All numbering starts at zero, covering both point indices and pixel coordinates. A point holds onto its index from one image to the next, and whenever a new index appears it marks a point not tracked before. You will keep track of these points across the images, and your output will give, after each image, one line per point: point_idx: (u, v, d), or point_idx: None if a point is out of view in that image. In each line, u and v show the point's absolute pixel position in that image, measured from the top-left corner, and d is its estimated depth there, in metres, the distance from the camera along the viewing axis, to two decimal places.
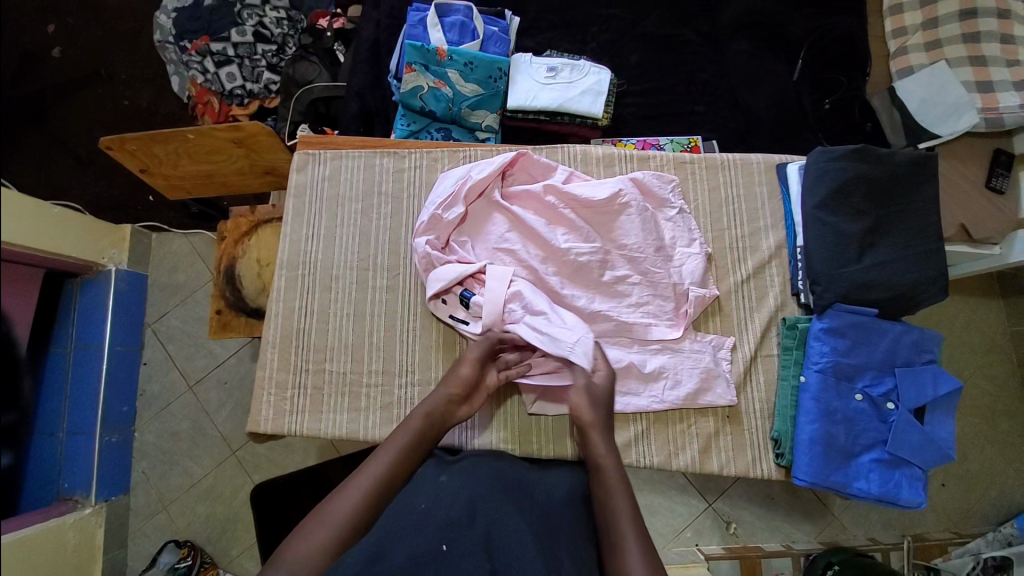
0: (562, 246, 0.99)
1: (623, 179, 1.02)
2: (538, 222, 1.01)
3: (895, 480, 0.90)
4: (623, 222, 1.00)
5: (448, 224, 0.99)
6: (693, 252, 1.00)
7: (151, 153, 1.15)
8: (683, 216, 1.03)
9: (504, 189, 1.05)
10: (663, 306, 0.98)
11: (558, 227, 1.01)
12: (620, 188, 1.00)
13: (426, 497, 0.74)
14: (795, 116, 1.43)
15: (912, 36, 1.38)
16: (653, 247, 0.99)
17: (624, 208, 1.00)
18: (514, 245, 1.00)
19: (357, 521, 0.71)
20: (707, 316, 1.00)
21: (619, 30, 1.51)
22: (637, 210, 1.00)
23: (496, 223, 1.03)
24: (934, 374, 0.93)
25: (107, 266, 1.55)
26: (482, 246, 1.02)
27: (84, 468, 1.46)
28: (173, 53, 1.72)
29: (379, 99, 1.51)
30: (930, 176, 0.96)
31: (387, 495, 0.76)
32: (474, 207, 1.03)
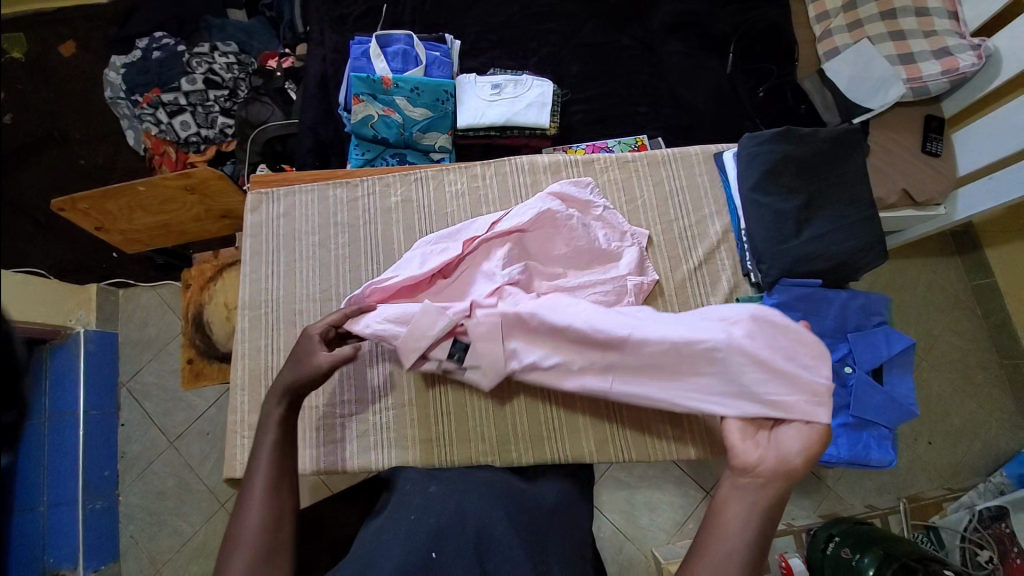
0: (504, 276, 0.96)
1: (541, 196, 1.02)
2: (473, 270, 1.00)
3: (863, 441, 0.94)
4: (561, 233, 1.00)
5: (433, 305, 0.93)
6: (627, 245, 1.03)
7: (104, 210, 1.15)
8: (609, 213, 1.05)
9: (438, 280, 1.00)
10: (606, 299, 0.98)
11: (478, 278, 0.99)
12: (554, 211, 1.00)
13: (417, 507, 0.74)
14: (735, 107, 1.49)
15: (834, 20, 1.47)
16: (589, 249, 1.00)
17: (547, 224, 1.00)
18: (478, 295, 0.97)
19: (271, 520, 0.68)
20: (651, 301, 1.03)
21: (559, 42, 1.57)
22: (566, 219, 1.00)
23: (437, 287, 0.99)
24: (886, 335, 0.97)
25: (74, 328, 1.54)
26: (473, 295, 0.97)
27: (70, 539, 1.43)
28: (126, 108, 1.74)
29: (332, 132, 1.54)
30: (854, 148, 1.01)
31: (282, 486, 0.71)
32: (424, 292, 1.00)
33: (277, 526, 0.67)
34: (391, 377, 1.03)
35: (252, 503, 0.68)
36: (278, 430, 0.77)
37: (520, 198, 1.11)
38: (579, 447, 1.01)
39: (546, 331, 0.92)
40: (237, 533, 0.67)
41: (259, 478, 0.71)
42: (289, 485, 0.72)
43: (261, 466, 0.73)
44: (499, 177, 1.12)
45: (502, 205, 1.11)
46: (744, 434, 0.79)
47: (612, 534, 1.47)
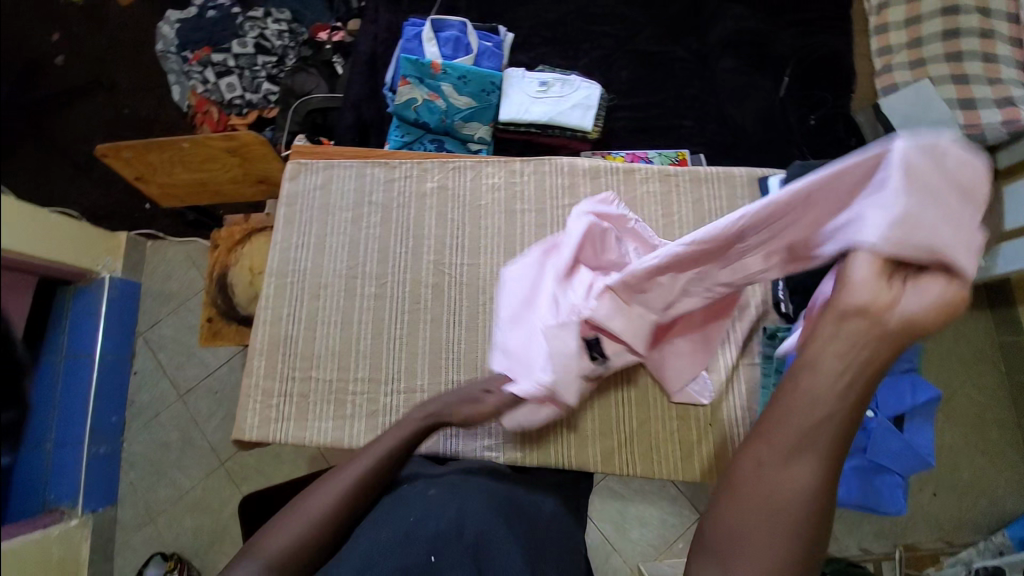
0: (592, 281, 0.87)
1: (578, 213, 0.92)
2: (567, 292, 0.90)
3: (875, 487, 0.91)
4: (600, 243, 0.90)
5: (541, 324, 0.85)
6: None
7: (146, 161, 1.17)
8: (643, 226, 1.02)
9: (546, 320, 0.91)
10: None
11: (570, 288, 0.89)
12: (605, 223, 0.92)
13: (416, 510, 0.74)
14: (782, 132, 1.45)
15: (896, 55, 1.43)
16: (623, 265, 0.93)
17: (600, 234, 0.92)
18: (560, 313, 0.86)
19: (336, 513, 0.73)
20: None
21: (610, 46, 1.55)
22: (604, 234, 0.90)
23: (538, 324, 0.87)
24: (912, 383, 0.93)
25: (99, 273, 1.57)
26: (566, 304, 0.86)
27: (71, 479, 1.44)
28: (174, 63, 1.75)
29: (374, 111, 1.54)
30: None
31: (360, 496, 0.76)
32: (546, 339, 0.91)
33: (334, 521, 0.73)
34: (405, 361, 1.03)
35: (330, 489, 0.75)
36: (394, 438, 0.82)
37: (556, 199, 1.10)
38: (584, 454, 0.99)
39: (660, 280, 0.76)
40: (302, 510, 0.73)
41: (348, 476, 0.76)
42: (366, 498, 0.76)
43: (355, 465, 0.78)
44: (536, 175, 1.11)
45: (536, 204, 1.10)
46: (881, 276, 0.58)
47: (600, 543, 1.46)
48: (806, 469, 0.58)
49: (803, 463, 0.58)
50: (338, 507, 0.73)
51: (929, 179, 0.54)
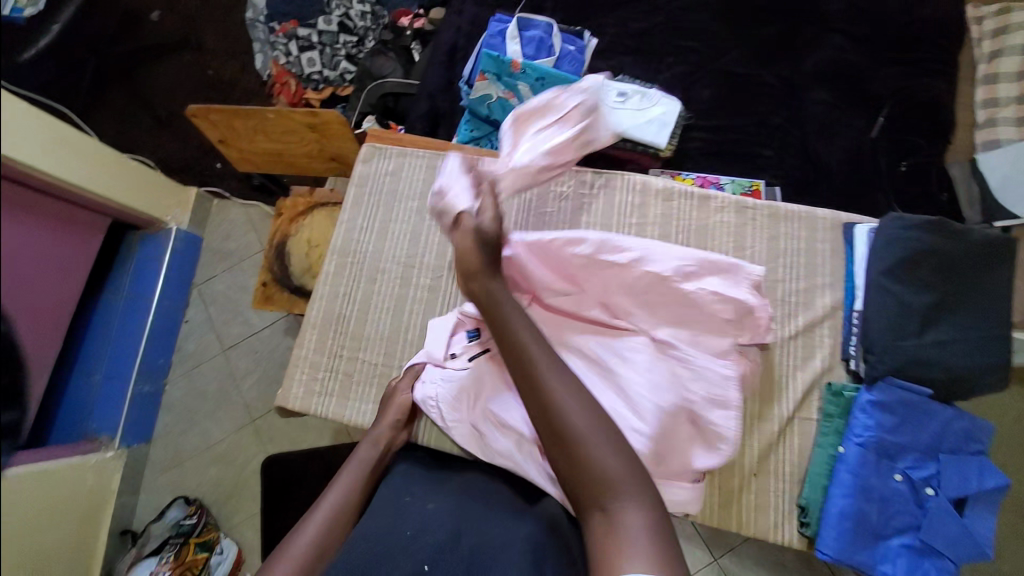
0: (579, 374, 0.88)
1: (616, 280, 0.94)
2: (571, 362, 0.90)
3: (923, 569, 0.83)
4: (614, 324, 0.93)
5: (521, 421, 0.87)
6: None
7: (231, 125, 1.22)
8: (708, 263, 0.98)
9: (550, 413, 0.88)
10: None
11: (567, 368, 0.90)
12: (666, 271, 0.92)
13: (413, 523, 0.74)
14: (867, 174, 1.37)
15: (1002, 109, 1.33)
16: None
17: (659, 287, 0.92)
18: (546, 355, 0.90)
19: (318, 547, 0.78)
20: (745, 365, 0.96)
21: (695, 63, 1.50)
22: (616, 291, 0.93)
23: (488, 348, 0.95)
24: (981, 467, 0.86)
25: (167, 224, 1.66)
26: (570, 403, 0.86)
27: (114, 411, 1.53)
28: (261, 33, 1.81)
29: (448, 103, 1.55)
30: (1007, 259, 0.92)
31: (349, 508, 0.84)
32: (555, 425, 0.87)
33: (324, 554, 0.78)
34: None
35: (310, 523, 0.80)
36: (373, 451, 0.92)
37: (624, 216, 1.08)
38: None
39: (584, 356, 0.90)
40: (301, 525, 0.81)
41: (337, 491, 0.85)
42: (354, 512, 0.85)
43: (344, 481, 0.88)
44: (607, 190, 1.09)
45: (602, 218, 1.08)
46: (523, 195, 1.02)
47: None
48: (576, 409, 0.70)
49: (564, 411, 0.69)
50: (330, 518, 0.82)
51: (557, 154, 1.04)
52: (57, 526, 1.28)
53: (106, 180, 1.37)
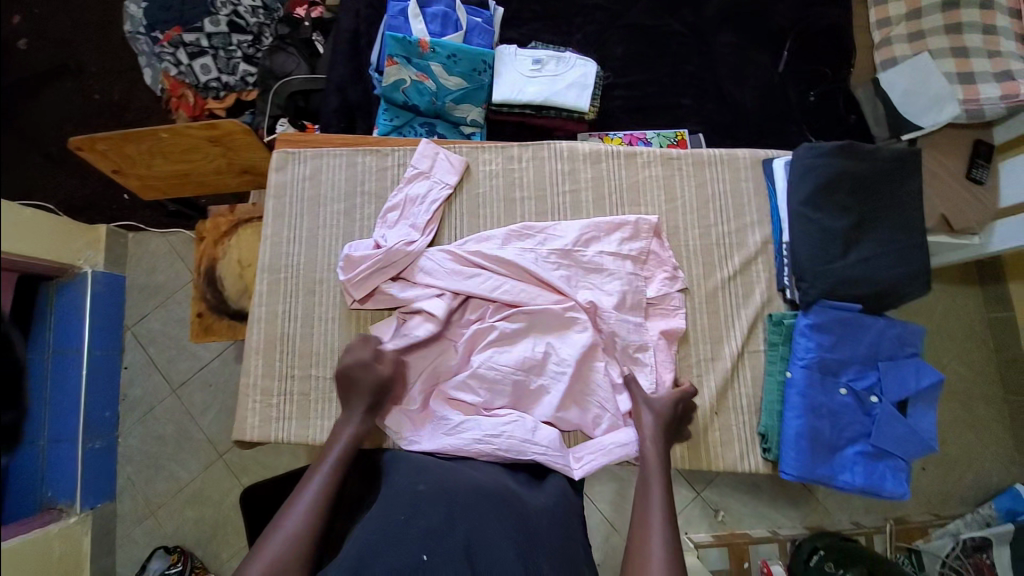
0: (532, 349, 0.93)
1: (541, 256, 0.98)
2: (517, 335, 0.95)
3: (879, 471, 0.92)
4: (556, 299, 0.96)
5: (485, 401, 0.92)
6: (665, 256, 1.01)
7: (123, 153, 1.11)
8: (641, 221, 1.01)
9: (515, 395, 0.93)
10: (637, 297, 0.97)
11: (515, 345, 0.94)
12: (570, 243, 0.99)
13: (405, 509, 0.73)
14: (782, 108, 1.42)
15: (895, 28, 1.38)
16: (630, 270, 0.99)
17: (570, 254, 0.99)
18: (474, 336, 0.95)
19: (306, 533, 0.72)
20: (692, 311, 1.00)
21: (604, 20, 1.49)
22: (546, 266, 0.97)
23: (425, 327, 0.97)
24: (916, 368, 0.94)
25: (81, 268, 1.52)
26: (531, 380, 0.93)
27: (68, 475, 1.42)
28: (144, 44, 1.64)
29: (361, 93, 1.48)
30: (914, 173, 0.98)
31: (327, 503, 0.75)
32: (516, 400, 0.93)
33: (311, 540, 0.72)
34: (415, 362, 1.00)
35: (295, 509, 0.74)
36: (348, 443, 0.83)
37: (556, 185, 1.06)
38: None
39: (520, 331, 0.95)
40: (265, 542, 0.71)
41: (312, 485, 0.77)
42: (329, 505, 0.76)
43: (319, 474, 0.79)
44: (536, 162, 1.08)
45: (536, 191, 1.06)
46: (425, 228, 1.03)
47: (597, 522, 1.42)
48: (657, 524, 0.75)
49: (653, 533, 0.74)
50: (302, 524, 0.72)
51: (409, 196, 1.04)
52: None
53: (14, 234, 1.23)
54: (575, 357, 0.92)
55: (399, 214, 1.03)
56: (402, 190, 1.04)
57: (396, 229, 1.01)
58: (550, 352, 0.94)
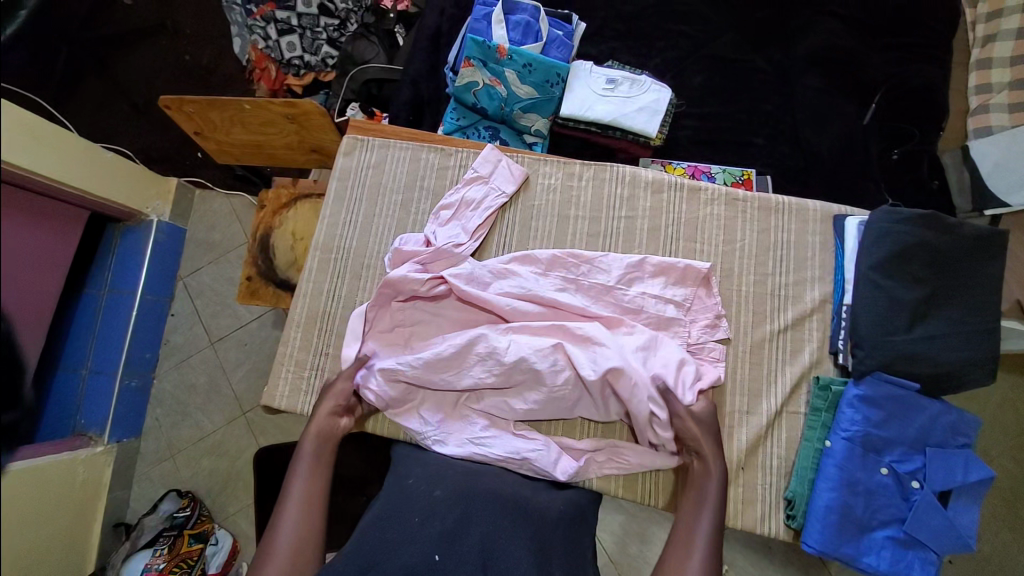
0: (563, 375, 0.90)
1: (592, 288, 0.98)
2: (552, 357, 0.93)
3: (907, 560, 0.85)
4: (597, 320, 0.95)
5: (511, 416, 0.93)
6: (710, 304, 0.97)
7: (206, 117, 1.18)
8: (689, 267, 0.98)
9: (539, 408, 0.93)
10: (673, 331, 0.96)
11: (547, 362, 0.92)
12: (614, 279, 0.98)
13: (421, 510, 0.74)
14: (860, 161, 1.35)
15: (995, 95, 1.31)
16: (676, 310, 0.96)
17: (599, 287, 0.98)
18: (495, 345, 0.90)
19: (301, 545, 0.74)
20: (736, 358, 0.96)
21: (686, 48, 1.46)
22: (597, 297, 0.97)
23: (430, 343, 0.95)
24: (966, 460, 0.87)
25: (149, 215, 1.61)
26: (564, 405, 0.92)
27: (102, 406, 1.51)
28: (238, 16, 1.74)
29: (432, 90, 1.51)
30: (997, 255, 0.92)
31: (312, 512, 0.77)
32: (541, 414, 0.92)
33: (306, 548, 0.73)
34: None
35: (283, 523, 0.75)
36: (316, 441, 0.86)
37: (613, 209, 1.05)
38: (606, 480, 0.95)
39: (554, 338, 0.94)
40: (267, 558, 0.72)
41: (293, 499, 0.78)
42: (317, 511, 0.78)
43: (296, 487, 0.80)
44: (596, 183, 1.07)
45: (591, 212, 1.05)
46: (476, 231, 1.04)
47: (596, 553, 1.38)
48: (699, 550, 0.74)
49: (695, 550, 0.75)
50: (296, 535, 0.74)
51: (464, 197, 1.05)
52: (47, 522, 1.28)
53: (80, 172, 1.33)
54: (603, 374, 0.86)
55: (453, 214, 1.04)
56: (458, 191, 1.05)
57: (449, 229, 1.02)
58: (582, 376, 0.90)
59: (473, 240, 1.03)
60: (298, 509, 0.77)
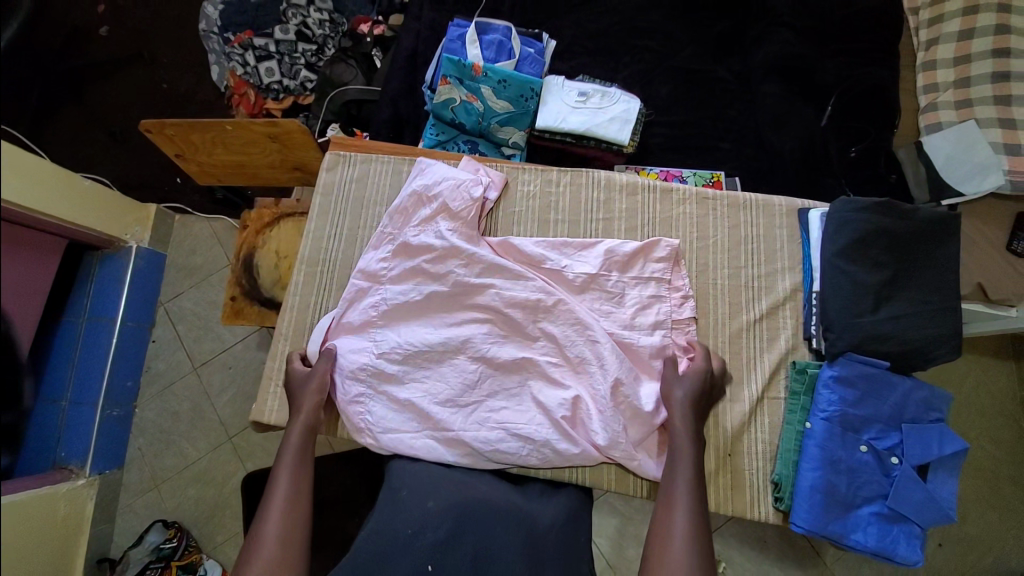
0: (547, 331, 0.97)
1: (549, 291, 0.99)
2: (531, 345, 0.97)
3: (892, 534, 0.88)
4: (564, 311, 0.97)
5: (497, 361, 0.95)
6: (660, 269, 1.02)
7: (189, 139, 1.19)
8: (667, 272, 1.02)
9: (531, 334, 0.97)
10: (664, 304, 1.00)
11: (525, 337, 0.98)
12: (595, 267, 1.01)
13: (414, 521, 0.75)
14: (821, 161, 1.42)
15: (942, 94, 1.41)
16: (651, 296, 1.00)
17: (559, 307, 0.97)
18: (488, 348, 0.96)
19: (290, 531, 0.78)
20: (717, 351, 0.99)
21: (651, 61, 1.54)
22: (556, 302, 0.98)
23: (435, 360, 0.96)
24: (940, 434, 0.91)
25: (128, 242, 1.60)
26: (559, 332, 0.96)
27: (83, 438, 1.47)
28: (215, 44, 1.77)
29: (411, 108, 1.56)
30: (952, 236, 0.98)
31: (295, 501, 0.82)
32: (519, 369, 0.96)
33: (292, 535, 0.78)
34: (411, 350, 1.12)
35: (270, 514, 0.79)
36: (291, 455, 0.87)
37: (590, 212, 1.09)
38: (598, 475, 0.96)
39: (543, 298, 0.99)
40: (252, 552, 0.76)
41: (280, 490, 0.82)
42: (298, 501, 0.82)
43: (282, 480, 0.84)
44: (572, 187, 1.11)
45: (571, 215, 1.09)
46: (470, 236, 1.02)
47: (594, 558, 1.38)
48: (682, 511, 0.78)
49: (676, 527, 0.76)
50: (286, 527, 0.78)
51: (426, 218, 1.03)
52: (33, 555, 1.24)
53: (62, 203, 1.34)
54: (604, 442, 0.89)
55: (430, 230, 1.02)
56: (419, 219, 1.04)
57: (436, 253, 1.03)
58: (584, 358, 0.95)
59: (425, 234, 1.01)
60: (281, 506, 0.81)
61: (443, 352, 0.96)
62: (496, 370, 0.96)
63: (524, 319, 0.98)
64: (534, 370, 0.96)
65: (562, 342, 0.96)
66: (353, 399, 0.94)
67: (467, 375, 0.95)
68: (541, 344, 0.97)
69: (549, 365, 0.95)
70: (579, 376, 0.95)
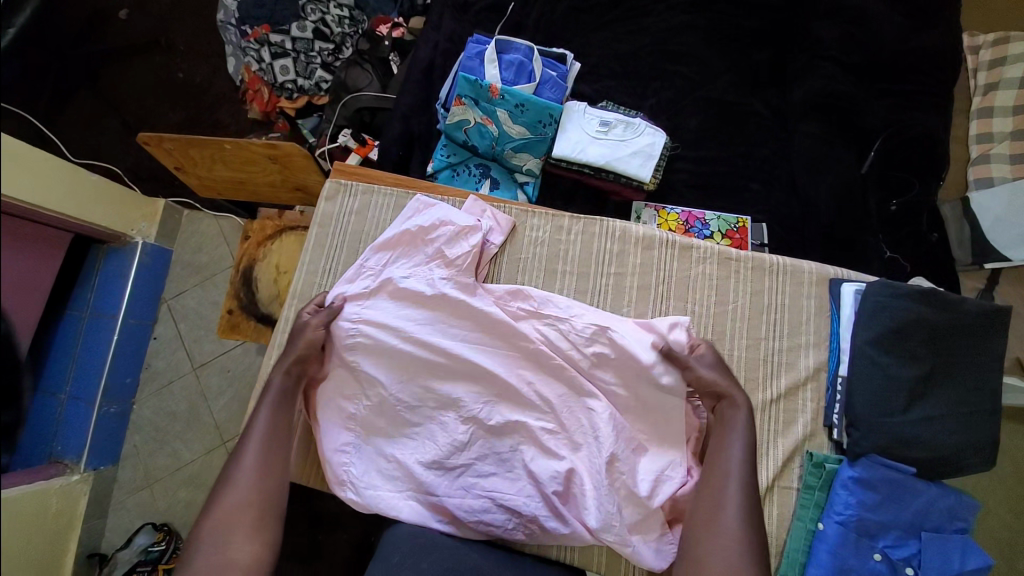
0: (539, 398, 0.90)
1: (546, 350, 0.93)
2: (524, 405, 0.91)
3: None
4: (565, 377, 0.92)
5: (487, 426, 0.90)
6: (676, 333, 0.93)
7: (187, 154, 1.14)
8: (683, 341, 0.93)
9: (524, 395, 0.91)
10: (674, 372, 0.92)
11: (519, 396, 0.91)
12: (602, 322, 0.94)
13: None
14: (859, 209, 1.32)
15: (996, 146, 1.29)
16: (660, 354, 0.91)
17: (557, 368, 0.92)
18: (477, 409, 0.90)
19: (262, 483, 0.80)
20: None
21: (682, 89, 1.44)
22: (552, 364, 0.92)
23: (424, 416, 0.90)
24: (964, 547, 0.83)
25: (133, 238, 1.57)
26: (552, 394, 0.91)
27: (79, 433, 1.47)
28: (233, 37, 1.70)
29: (423, 125, 1.49)
30: (999, 331, 0.89)
31: (270, 451, 0.83)
32: (509, 431, 0.90)
33: (266, 483, 0.80)
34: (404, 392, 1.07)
35: (246, 459, 0.81)
36: (272, 406, 0.87)
37: (602, 264, 1.02)
38: (587, 554, 0.91)
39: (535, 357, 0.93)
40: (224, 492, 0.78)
41: (256, 436, 0.83)
42: (275, 447, 0.84)
43: (260, 424, 0.85)
44: (585, 237, 1.04)
45: (580, 266, 1.02)
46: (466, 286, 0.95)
47: None
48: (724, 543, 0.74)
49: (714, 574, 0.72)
50: (259, 474, 0.80)
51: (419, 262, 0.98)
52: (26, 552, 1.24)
53: (68, 200, 1.32)
54: (595, 524, 0.81)
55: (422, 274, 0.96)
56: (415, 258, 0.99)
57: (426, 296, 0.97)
58: (579, 423, 0.89)
59: (414, 278, 0.95)
60: (258, 449, 0.83)
61: (432, 408, 0.90)
62: (488, 432, 0.89)
63: (518, 381, 0.91)
64: (524, 435, 0.89)
65: (557, 403, 0.90)
66: (338, 446, 0.89)
67: (455, 438, 0.89)
68: (535, 409, 0.91)
69: (542, 431, 0.89)
70: (573, 444, 0.89)
